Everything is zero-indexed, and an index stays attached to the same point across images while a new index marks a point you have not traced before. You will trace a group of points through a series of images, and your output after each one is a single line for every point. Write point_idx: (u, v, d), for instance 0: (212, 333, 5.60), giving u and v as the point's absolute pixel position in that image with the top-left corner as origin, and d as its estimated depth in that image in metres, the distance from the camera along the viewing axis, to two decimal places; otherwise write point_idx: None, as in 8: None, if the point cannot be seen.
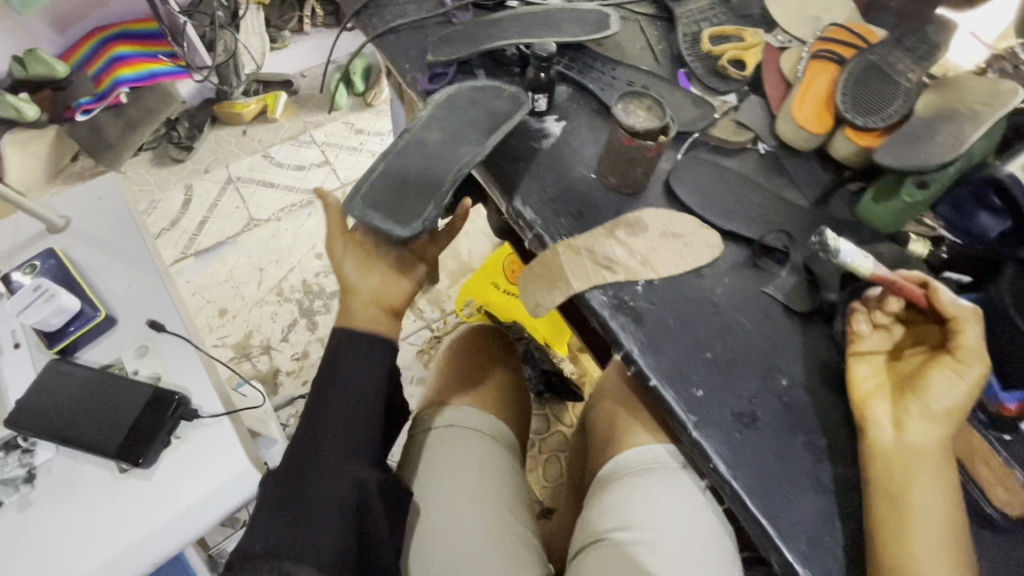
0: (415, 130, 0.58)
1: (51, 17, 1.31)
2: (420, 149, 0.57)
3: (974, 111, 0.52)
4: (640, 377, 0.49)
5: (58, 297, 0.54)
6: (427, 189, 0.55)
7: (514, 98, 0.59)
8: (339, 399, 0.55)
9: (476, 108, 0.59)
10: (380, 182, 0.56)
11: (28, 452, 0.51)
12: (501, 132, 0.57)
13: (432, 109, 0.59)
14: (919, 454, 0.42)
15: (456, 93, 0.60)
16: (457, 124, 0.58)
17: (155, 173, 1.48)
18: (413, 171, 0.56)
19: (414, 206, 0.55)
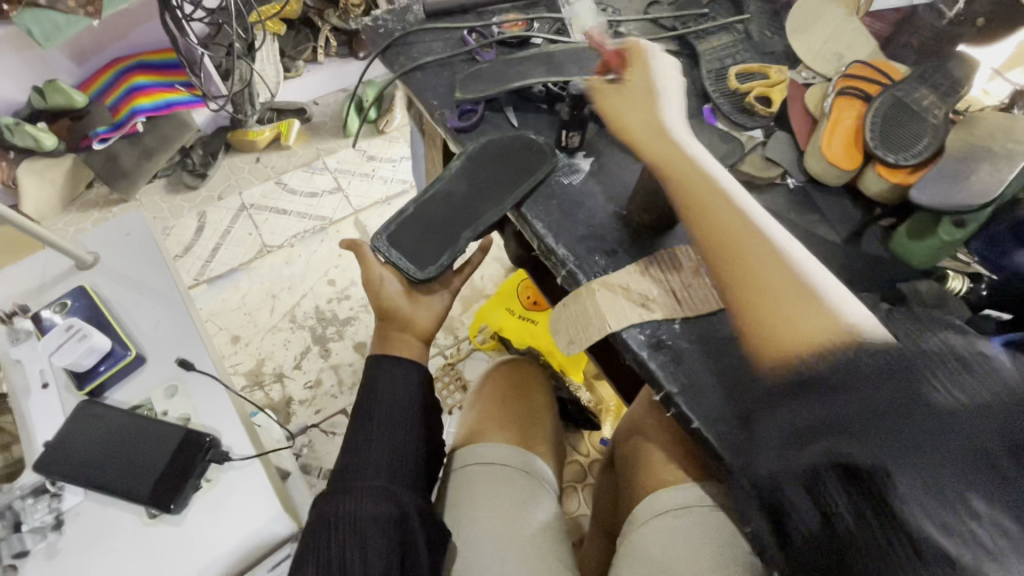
0: (446, 178, 0.60)
1: (72, 50, 1.32)
2: (447, 201, 0.59)
3: (1007, 149, 0.53)
4: (681, 419, 0.48)
5: (92, 338, 0.54)
6: (449, 240, 0.58)
7: (543, 151, 0.61)
8: (372, 446, 0.56)
9: (510, 161, 0.61)
10: (408, 223, 0.59)
11: (57, 498, 0.51)
12: (525, 190, 0.59)
13: (463, 160, 0.61)
14: (702, 208, 0.50)
15: (488, 145, 0.61)
16: (483, 175, 0.60)
17: (169, 199, 1.49)
18: (440, 216, 0.59)
19: (433, 253, 0.58)
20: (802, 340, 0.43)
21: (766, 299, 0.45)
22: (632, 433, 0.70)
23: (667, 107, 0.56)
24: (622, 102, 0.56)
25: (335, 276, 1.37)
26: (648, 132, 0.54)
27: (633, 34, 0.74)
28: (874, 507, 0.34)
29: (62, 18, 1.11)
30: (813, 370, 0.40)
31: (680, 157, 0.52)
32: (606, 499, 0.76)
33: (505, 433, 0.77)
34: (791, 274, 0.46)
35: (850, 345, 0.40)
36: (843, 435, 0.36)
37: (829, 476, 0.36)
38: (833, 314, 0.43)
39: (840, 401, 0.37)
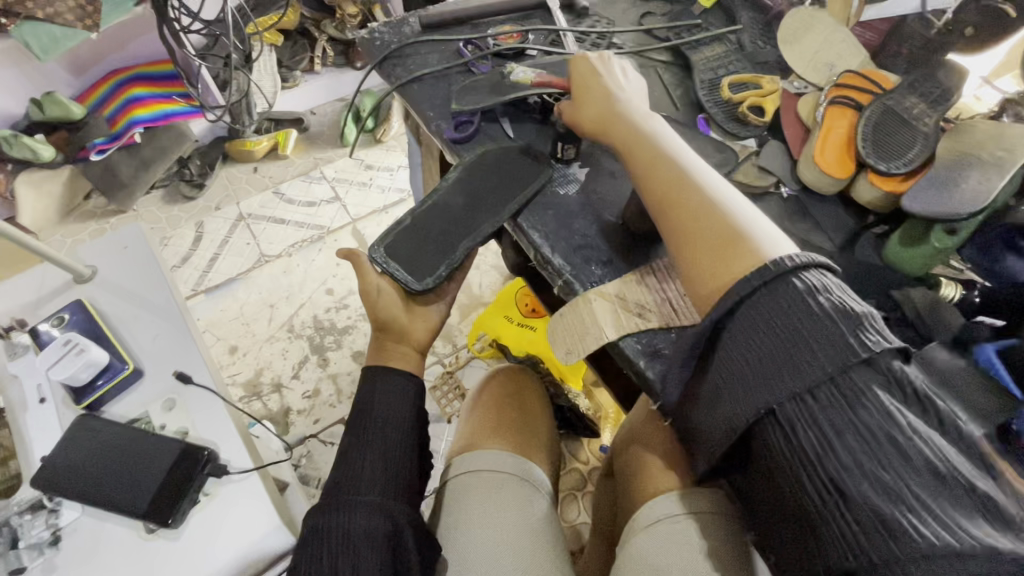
0: (444, 189, 0.60)
1: (70, 62, 1.35)
2: (444, 211, 0.60)
3: (997, 157, 0.53)
4: (676, 427, 0.48)
5: (89, 351, 0.54)
6: (447, 249, 0.58)
7: (539, 161, 0.62)
8: (369, 460, 0.56)
9: (505, 172, 0.61)
10: (405, 234, 0.59)
11: (54, 513, 0.51)
12: (523, 200, 0.59)
13: (460, 171, 0.61)
14: (640, 168, 0.53)
15: (485, 155, 0.62)
16: (481, 185, 0.61)
17: (167, 210, 1.49)
18: (437, 226, 0.59)
19: (430, 263, 0.58)
20: (727, 280, 0.43)
21: (694, 240, 0.46)
22: (630, 441, 0.71)
23: (613, 84, 0.60)
24: (583, 85, 0.61)
25: (333, 285, 1.37)
26: (595, 108, 0.58)
27: (626, 45, 0.75)
28: (814, 470, 0.36)
29: (59, 30, 1.12)
30: (744, 332, 0.40)
31: (624, 129, 0.56)
32: (604, 508, 0.76)
33: (504, 440, 0.77)
34: (718, 213, 0.47)
35: (772, 293, 0.40)
36: (788, 404, 0.38)
37: (774, 442, 0.38)
38: (754, 249, 0.44)
39: (777, 367, 0.38)
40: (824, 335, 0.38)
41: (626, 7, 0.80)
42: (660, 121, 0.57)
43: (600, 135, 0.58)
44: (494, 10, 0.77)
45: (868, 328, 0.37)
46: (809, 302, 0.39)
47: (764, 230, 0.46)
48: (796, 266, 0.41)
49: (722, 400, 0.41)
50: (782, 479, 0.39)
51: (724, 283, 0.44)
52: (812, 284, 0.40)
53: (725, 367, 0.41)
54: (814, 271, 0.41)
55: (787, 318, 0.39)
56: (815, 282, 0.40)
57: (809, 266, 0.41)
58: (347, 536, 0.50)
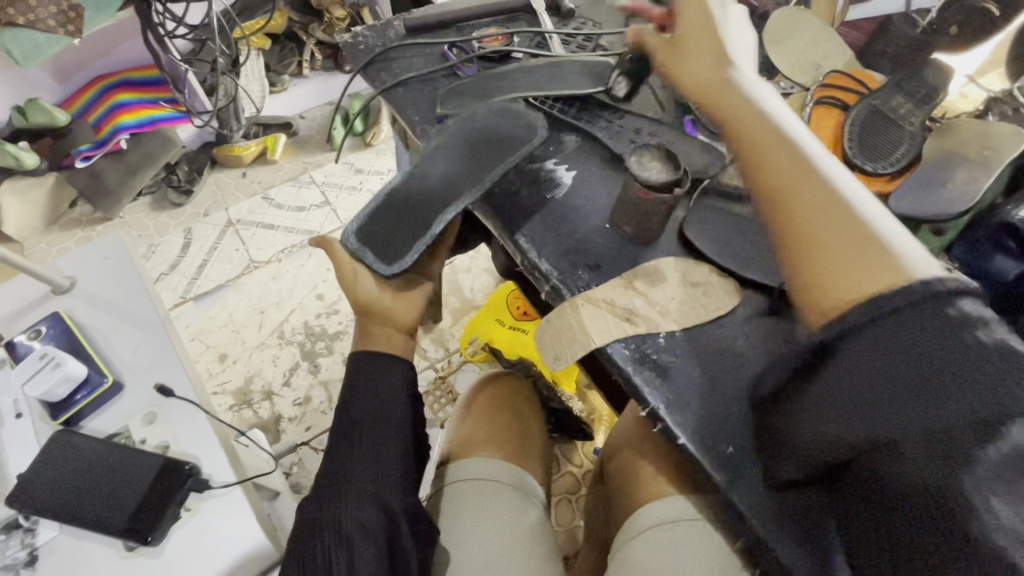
0: (419, 163, 0.59)
1: (53, 68, 1.33)
2: (419, 184, 0.57)
3: (983, 156, 0.54)
4: (667, 435, 0.48)
5: (65, 365, 0.53)
6: (424, 221, 0.56)
7: (528, 124, 0.61)
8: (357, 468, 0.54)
9: (488, 145, 0.59)
10: (379, 213, 0.57)
11: (30, 532, 0.50)
12: (504, 167, 0.58)
13: (436, 142, 0.60)
14: (755, 149, 0.47)
15: (462, 126, 0.61)
16: (458, 155, 0.59)
17: (153, 216, 1.47)
18: (416, 202, 0.57)
19: (406, 239, 0.56)
20: (835, 281, 0.40)
21: (814, 242, 0.42)
22: (621, 447, 0.70)
23: (719, 35, 0.53)
24: (689, 30, 0.54)
25: (324, 291, 1.36)
26: (703, 76, 0.52)
27: (613, 48, 0.74)
28: (937, 508, 0.33)
29: (42, 37, 1.09)
30: (876, 348, 0.36)
31: (736, 102, 0.49)
32: (596, 513, 0.76)
33: (497, 447, 0.76)
34: (851, 213, 0.42)
35: (916, 314, 0.36)
36: (920, 435, 0.33)
37: (889, 471, 0.34)
38: (899, 264, 0.39)
39: (912, 392, 0.34)
40: (981, 369, 0.33)
41: (611, 9, 0.80)
42: (772, 95, 0.51)
43: (704, 104, 0.52)
44: (479, 13, 0.77)
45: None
46: (965, 334, 0.34)
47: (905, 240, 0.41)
48: (948, 288, 0.36)
49: (832, 417, 0.37)
50: (892, 511, 0.35)
51: (830, 283, 0.41)
52: (968, 314, 0.35)
53: (844, 382, 0.37)
54: (971, 301, 0.36)
55: (934, 342, 0.35)
56: (972, 311, 0.35)
57: (966, 291, 0.36)
58: (338, 533, 0.50)
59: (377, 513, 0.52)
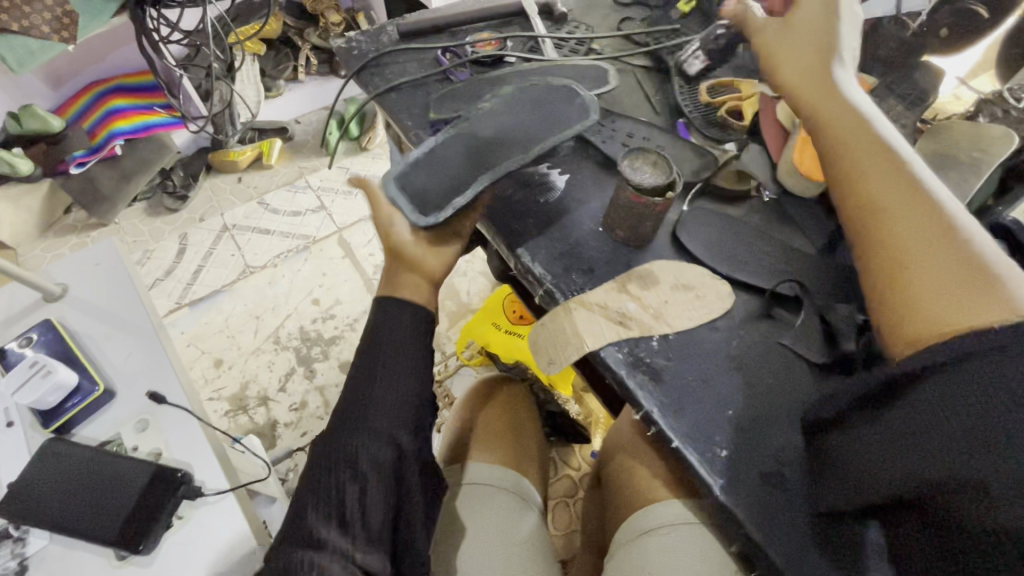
0: (471, 123, 0.60)
1: (48, 74, 1.33)
2: (469, 142, 0.58)
3: (973, 159, 0.54)
4: (661, 438, 0.48)
5: (55, 373, 0.53)
6: (468, 179, 0.56)
7: (583, 105, 0.61)
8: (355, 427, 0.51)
9: (542, 116, 0.60)
10: (426, 163, 0.58)
11: (20, 542, 0.50)
12: (553, 139, 0.58)
13: (490, 106, 0.61)
14: (849, 157, 0.46)
15: (517, 94, 0.62)
16: (511, 120, 0.60)
17: (148, 222, 1.46)
18: (466, 164, 0.57)
19: (448, 192, 0.56)
20: (919, 296, 0.38)
21: (894, 253, 0.40)
22: (618, 450, 0.70)
23: (832, 38, 0.51)
24: (801, 31, 0.53)
25: (320, 295, 1.35)
26: (801, 77, 0.51)
27: (606, 51, 0.75)
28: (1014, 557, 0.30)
29: (36, 43, 1.09)
30: (962, 379, 0.34)
31: (837, 107, 0.48)
32: (593, 517, 0.76)
33: (494, 451, 0.76)
34: (948, 231, 0.39)
35: (1008, 348, 0.33)
36: (1001, 479, 0.31)
37: (963, 513, 0.33)
38: (1000, 291, 0.36)
39: (999, 434, 0.32)
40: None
41: (605, 13, 0.80)
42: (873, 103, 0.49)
43: (798, 107, 0.51)
44: (471, 17, 0.77)
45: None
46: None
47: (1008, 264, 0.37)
48: None
49: (904, 448, 0.36)
50: (960, 552, 0.33)
51: (912, 297, 0.39)
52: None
53: (923, 413, 0.35)
54: None
55: None
56: None
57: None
58: (356, 468, 0.49)
59: (391, 456, 0.50)
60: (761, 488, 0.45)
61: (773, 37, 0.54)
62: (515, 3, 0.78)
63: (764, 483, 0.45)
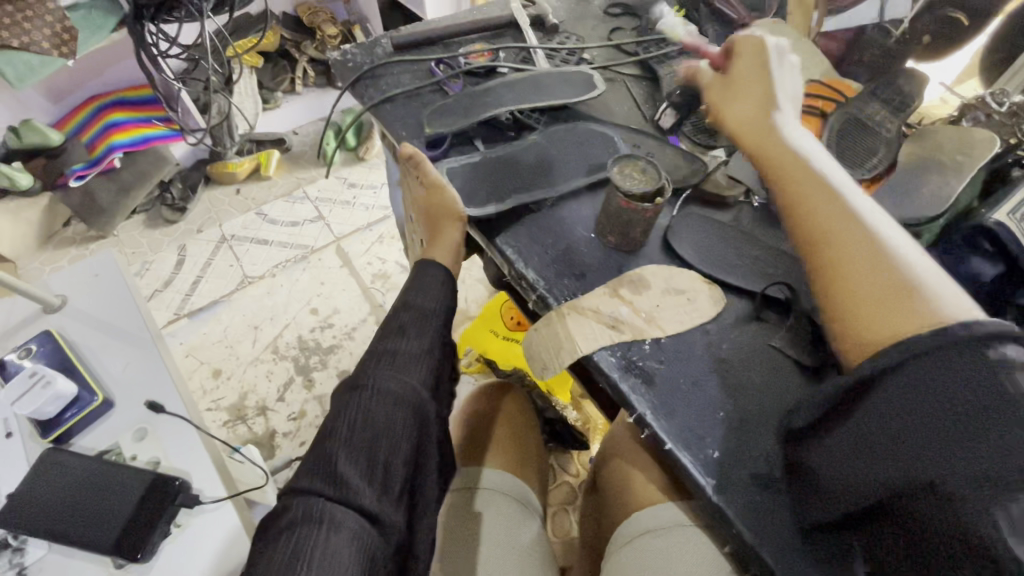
0: (520, 147, 0.65)
1: (47, 89, 1.34)
2: (510, 165, 0.63)
3: (956, 162, 0.56)
4: (654, 440, 0.48)
5: (55, 384, 0.54)
6: (500, 196, 0.61)
7: (616, 148, 0.65)
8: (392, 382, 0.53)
9: (580, 148, 0.65)
10: (469, 174, 0.63)
11: (19, 551, 0.50)
12: (585, 181, 0.62)
13: (540, 137, 0.66)
14: (796, 190, 0.47)
15: (571, 129, 0.67)
16: (555, 152, 0.64)
17: (148, 234, 1.47)
18: (502, 182, 0.62)
19: (480, 201, 0.61)
20: (880, 317, 0.40)
21: (851, 277, 0.42)
22: (613, 454, 0.71)
23: (773, 82, 0.54)
24: (744, 75, 0.56)
25: (317, 305, 1.36)
26: (748, 122, 0.53)
27: (597, 61, 0.76)
28: (970, 552, 0.33)
29: (37, 59, 1.11)
30: (914, 389, 0.37)
31: (782, 150, 0.50)
32: (591, 521, 0.76)
33: (495, 456, 0.77)
34: (888, 253, 0.42)
35: (952, 355, 0.36)
36: (955, 480, 0.34)
37: (925, 506, 0.35)
38: (930, 308, 0.39)
39: (955, 433, 0.35)
40: (1021, 415, 0.33)
41: (595, 23, 0.82)
42: (812, 140, 0.52)
43: (743, 147, 0.53)
44: (463, 29, 0.78)
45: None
46: (1003, 378, 0.34)
47: (943, 283, 0.40)
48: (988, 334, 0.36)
49: (870, 452, 0.38)
50: (929, 554, 0.35)
51: (874, 319, 0.40)
52: (1009, 358, 0.35)
53: (885, 419, 0.38)
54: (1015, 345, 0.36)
55: (975, 388, 0.35)
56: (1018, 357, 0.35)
57: (1003, 337, 0.36)
58: (382, 416, 0.51)
59: (402, 439, 0.52)
60: (752, 487, 0.45)
61: (717, 94, 0.57)
62: (507, 15, 0.80)
63: (750, 489, 0.45)
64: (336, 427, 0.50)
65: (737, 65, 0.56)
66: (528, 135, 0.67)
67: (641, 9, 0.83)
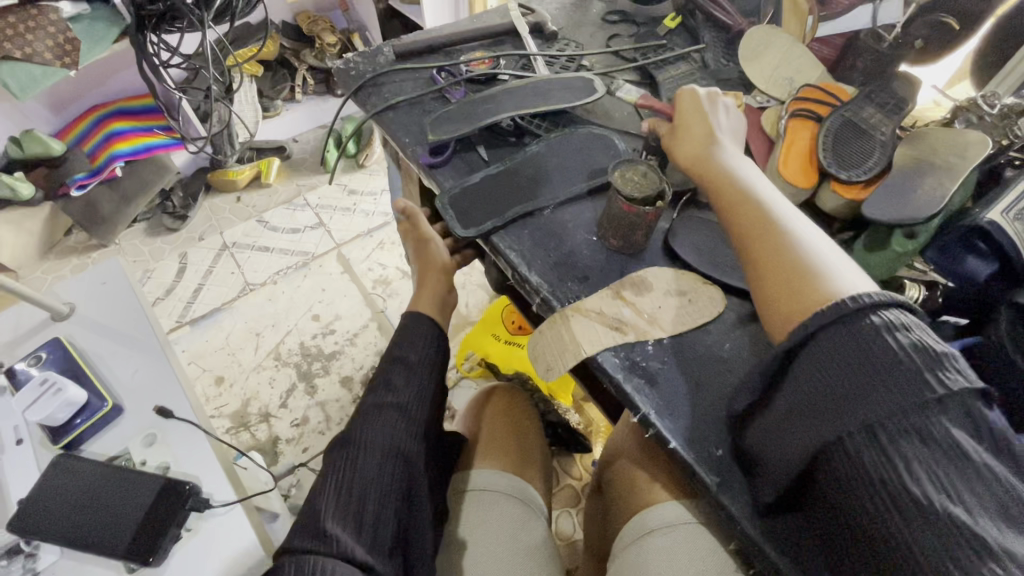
0: (520, 159, 0.65)
1: (49, 99, 1.35)
2: (511, 178, 0.64)
3: (948, 162, 0.57)
4: (659, 439, 0.49)
5: (66, 391, 0.54)
6: (501, 210, 0.62)
7: (617, 154, 0.66)
8: (378, 436, 0.55)
9: (581, 154, 0.66)
10: (470, 190, 0.63)
11: (32, 557, 0.51)
12: (586, 187, 0.63)
13: (541, 146, 0.67)
14: (724, 200, 0.52)
15: (572, 135, 0.68)
16: (557, 161, 0.66)
17: (149, 242, 1.48)
18: (503, 196, 0.63)
19: (481, 216, 0.61)
20: (794, 305, 0.42)
21: (771, 270, 0.45)
22: (617, 455, 0.71)
23: (708, 113, 0.59)
24: (682, 107, 0.61)
25: (319, 311, 1.37)
26: (687, 148, 0.58)
27: (595, 67, 0.77)
28: (878, 494, 0.35)
29: (40, 70, 1.11)
30: (814, 361, 0.39)
31: (715, 169, 0.54)
32: (595, 522, 0.76)
33: (500, 458, 0.77)
34: (796, 242, 0.45)
35: (845, 326, 0.39)
36: (852, 434, 0.36)
37: (834, 462, 0.37)
38: (830, 287, 0.42)
39: (847, 395, 0.37)
40: (900, 368, 0.36)
41: (593, 30, 0.83)
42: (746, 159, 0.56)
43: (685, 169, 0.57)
44: (464, 37, 0.80)
45: (949, 367, 0.36)
46: (885, 337, 0.37)
47: (851, 270, 0.43)
48: (873, 303, 0.39)
49: (783, 426, 0.40)
50: (852, 509, 0.37)
51: (792, 308, 0.43)
52: (889, 321, 0.38)
53: (791, 395, 0.40)
54: (897, 312, 0.39)
55: (864, 352, 0.37)
56: (892, 319, 0.38)
57: (888, 303, 0.39)
58: (366, 471, 0.53)
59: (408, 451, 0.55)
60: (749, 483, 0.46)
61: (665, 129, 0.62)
62: (506, 23, 0.81)
63: (741, 481, 0.46)
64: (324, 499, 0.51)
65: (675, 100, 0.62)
66: (529, 145, 0.68)
67: (638, 16, 0.84)
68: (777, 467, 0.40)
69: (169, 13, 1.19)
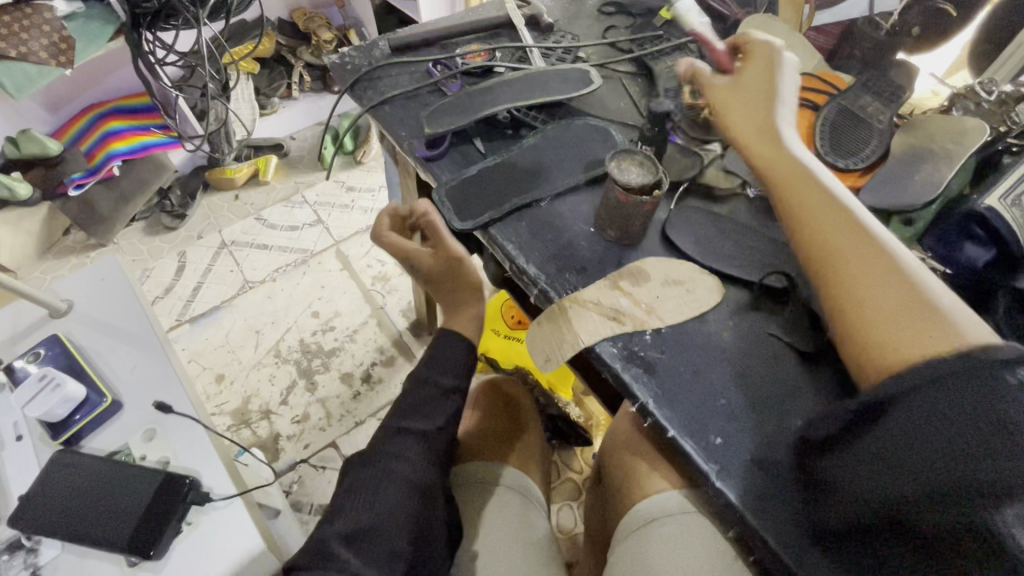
0: (516, 151, 0.65)
1: (46, 99, 1.34)
2: (509, 170, 0.64)
3: (946, 150, 0.57)
4: (657, 428, 0.49)
5: (65, 387, 0.54)
6: (499, 201, 0.62)
7: (615, 145, 0.66)
8: (394, 459, 0.56)
9: (578, 145, 0.66)
10: (467, 182, 0.63)
11: (33, 552, 0.51)
12: (585, 178, 0.63)
13: (537, 137, 0.66)
14: (806, 214, 0.49)
15: (568, 127, 0.68)
16: (554, 152, 0.65)
17: (148, 241, 1.48)
18: (500, 188, 0.63)
19: (478, 208, 0.61)
20: (896, 346, 0.42)
21: (869, 305, 0.44)
22: (616, 447, 0.71)
23: (780, 100, 0.55)
24: (751, 90, 0.56)
25: (318, 308, 1.37)
26: (757, 137, 0.54)
27: (591, 59, 0.77)
28: (983, 555, 0.35)
29: (34, 68, 1.10)
30: (928, 406, 0.38)
31: (794, 171, 0.51)
32: (595, 512, 0.77)
33: (501, 454, 0.77)
34: (899, 273, 0.44)
35: (970, 381, 0.37)
36: (975, 494, 0.35)
37: (944, 517, 0.36)
38: (939, 332, 0.41)
39: (972, 451, 0.36)
40: None
41: (589, 22, 0.83)
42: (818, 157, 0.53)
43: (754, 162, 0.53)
44: (460, 30, 0.79)
45: None
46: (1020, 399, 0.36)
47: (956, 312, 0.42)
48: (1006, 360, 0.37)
49: (888, 468, 0.38)
50: (943, 560, 0.36)
51: (892, 348, 0.42)
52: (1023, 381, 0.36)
53: (903, 437, 0.38)
54: None
55: (993, 410, 0.36)
56: None
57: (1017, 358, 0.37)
58: (376, 491, 0.54)
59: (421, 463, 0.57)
60: (753, 472, 0.46)
61: (724, 100, 0.57)
62: (502, 16, 0.81)
63: (786, 498, 0.45)
64: (347, 505, 0.53)
65: (744, 78, 0.57)
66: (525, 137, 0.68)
67: (634, 7, 0.84)
68: (869, 508, 0.39)
69: (164, 11, 1.18)
